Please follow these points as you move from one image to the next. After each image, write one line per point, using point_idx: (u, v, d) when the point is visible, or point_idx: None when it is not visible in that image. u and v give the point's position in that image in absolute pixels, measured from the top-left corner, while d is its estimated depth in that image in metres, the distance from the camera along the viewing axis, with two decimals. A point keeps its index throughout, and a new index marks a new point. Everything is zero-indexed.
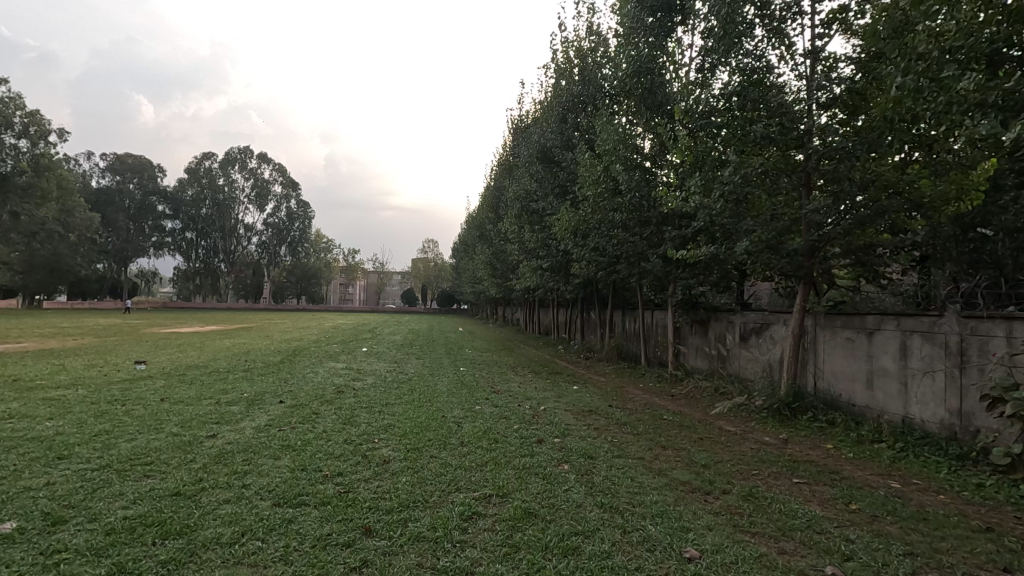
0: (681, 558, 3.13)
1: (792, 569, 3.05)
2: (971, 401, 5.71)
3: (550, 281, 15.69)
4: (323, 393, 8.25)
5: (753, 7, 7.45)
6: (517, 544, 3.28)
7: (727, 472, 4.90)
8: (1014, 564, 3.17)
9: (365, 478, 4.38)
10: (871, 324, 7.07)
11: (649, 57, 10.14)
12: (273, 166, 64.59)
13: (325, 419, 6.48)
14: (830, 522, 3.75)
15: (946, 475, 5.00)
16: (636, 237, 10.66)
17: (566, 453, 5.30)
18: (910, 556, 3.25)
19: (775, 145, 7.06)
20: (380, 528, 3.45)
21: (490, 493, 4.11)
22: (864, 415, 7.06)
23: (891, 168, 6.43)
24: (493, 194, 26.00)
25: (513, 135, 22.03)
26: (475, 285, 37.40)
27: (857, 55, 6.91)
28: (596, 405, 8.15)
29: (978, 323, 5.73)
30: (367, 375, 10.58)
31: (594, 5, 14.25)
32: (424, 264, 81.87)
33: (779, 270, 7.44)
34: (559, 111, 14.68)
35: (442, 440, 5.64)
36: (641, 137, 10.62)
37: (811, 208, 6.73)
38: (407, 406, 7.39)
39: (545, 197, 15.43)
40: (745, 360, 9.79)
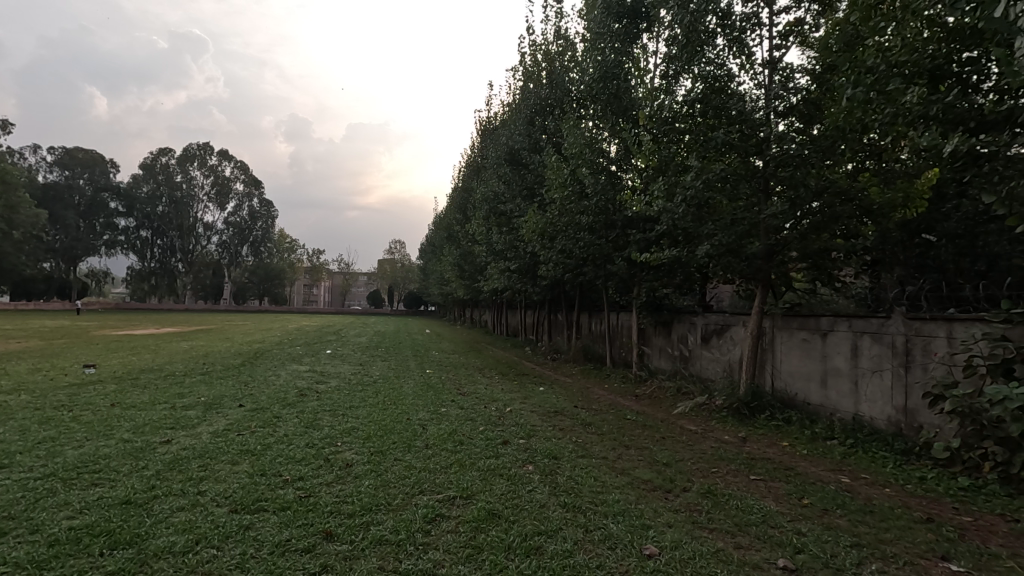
0: (641, 555, 3.19)
1: (746, 563, 3.15)
2: (916, 399, 6.00)
3: (517, 282, 15.71)
4: (285, 396, 8.09)
5: (715, 17, 7.70)
6: (480, 546, 3.28)
7: (688, 470, 5.03)
8: (950, 551, 3.36)
9: (327, 482, 4.31)
10: (825, 326, 7.35)
11: (615, 63, 10.40)
12: (234, 163, 62.79)
13: (286, 423, 6.34)
14: (783, 517, 3.88)
15: (892, 470, 5.24)
16: (602, 240, 10.76)
17: (530, 454, 5.32)
18: (857, 547, 3.40)
19: (735, 151, 7.26)
20: (342, 532, 3.40)
21: (454, 495, 4.10)
22: (819, 414, 7.32)
23: (843, 176, 6.71)
24: (461, 195, 25.96)
25: (481, 137, 22.05)
26: (441, 286, 37.39)
27: (811, 67, 7.22)
28: (562, 406, 8.22)
29: (922, 324, 6.02)
30: (332, 378, 10.37)
31: (562, 10, 14.41)
32: (391, 266, 81.42)
33: (739, 273, 7.63)
34: (526, 113, 14.75)
35: (407, 442, 5.62)
36: (607, 141, 10.78)
37: (769, 213, 6.93)
38: (372, 409, 7.30)
39: (513, 198, 15.49)
40: (706, 360, 10.04)
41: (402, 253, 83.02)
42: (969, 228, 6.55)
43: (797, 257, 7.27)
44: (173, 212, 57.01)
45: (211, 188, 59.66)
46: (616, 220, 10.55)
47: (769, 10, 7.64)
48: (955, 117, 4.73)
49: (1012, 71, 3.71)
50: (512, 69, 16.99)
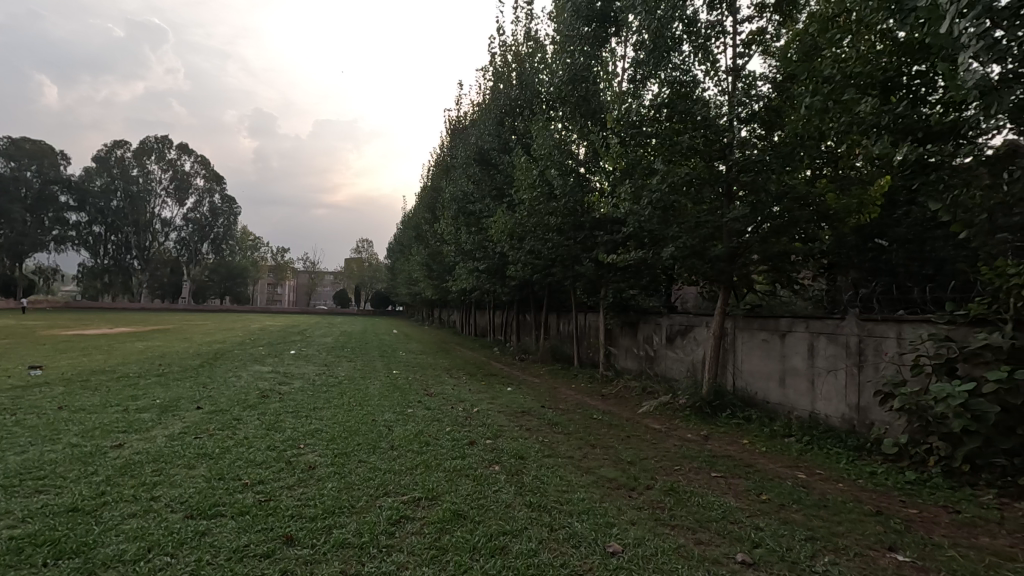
0: (605, 553, 3.23)
1: (706, 558, 3.22)
2: (868, 397, 6.25)
3: (485, 282, 15.68)
4: (246, 398, 7.88)
5: (681, 24, 7.90)
6: (445, 546, 3.26)
7: (652, 468, 5.11)
8: (897, 542, 3.51)
9: (288, 486, 4.21)
10: (784, 327, 7.58)
11: (584, 66, 10.69)
12: (194, 157, 60.77)
13: (247, 425, 6.17)
14: (742, 512, 3.99)
15: (845, 465, 5.44)
16: (570, 241, 10.84)
17: (496, 454, 5.33)
18: (811, 540, 3.52)
19: (700, 156, 7.43)
20: (302, 536, 3.33)
21: (419, 496, 4.06)
22: (777, 412, 7.55)
23: (802, 182, 6.93)
24: (430, 195, 25.75)
25: (450, 136, 21.97)
26: (409, 286, 37.04)
27: (772, 75, 7.45)
28: (529, 406, 8.24)
29: (874, 326, 6.27)
30: (296, 379, 10.15)
31: (533, 11, 14.44)
32: (359, 266, 80.28)
33: (703, 275, 7.81)
34: (496, 114, 14.77)
35: (372, 443, 5.55)
36: (576, 143, 10.88)
37: (732, 217, 7.10)
38: (336, 410, 7.17)
39: (482, 199, 15.48)
40: (671, 360, 10.23)
41: (369, 253, 81.91)
42: (919, 235, 6.95)
43: (758, 260, 7.47)
44: (129, 208, 54.84)
45: (170, 183, 57.69)
46: (584, 222, 10.66)
47: (733, 19, 7.84)
48: (905, 127, 4.93)
49: (956, 85, 3.92)
50: (483, 69, 17.01)
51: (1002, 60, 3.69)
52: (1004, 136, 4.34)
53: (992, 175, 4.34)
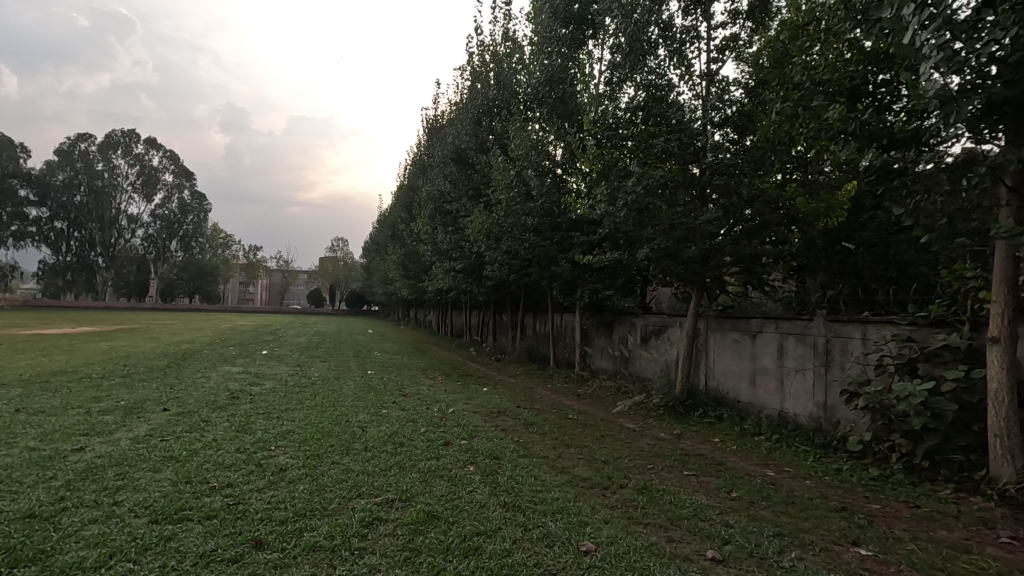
0: (578, 552, 3.25)
1: (677, 555, 3.26)
2: (835, 396, 6.42)
3: (462, 282, 15.63)
4: (215, 399, 7.70)
5: (657, 28, 8.03)
6: (419, 547, 3.24)
7: (626, 467, 5.16)
8: (861, 537, 3.62)
9: (258, 489, 4.12)
10: (754, 327, 7.73)
11: (561, 68, 10.78)
12: (163, 152, 59.18)
13: (215, 427, 6.03)
14: (712, 510, 4.06)
15: (812, 462, 5.58)
16: (547, 241, 10.87)
17: (471, 455, 5.32)
18: (778, 536, 3.59)
19: (674, 159, 7.54)
20: (272, 540, 3.27)
21: (392, 498, 4.02)
22: (748, 411, 7.70)
23: (772, 186, 7.08)
24: (407, 193, 25.55)
25: (427, 135, 21.87)
26: (385, 286, 36.66)
27: (745, 80, 7.60)
28: (505, 406, 8.24)
29: (840, 326, 6.45)
30: (267, 379, 9.95)
31: (510, 11, 14.45)
32: (334, 265, 79.24)
33: (677, 276, 7.91)
34: (473, 113, 14.75)
35: (345, 444, 5.47)
36: (553, 144, 10.94)
37: (705, 219, 7.21)
38: (308, 411, 7.05)
39: (459, 198, 15.43)
40: (645, 360, 10.35)
41: (344, 252, 80.83)
42: (883, 238, 7.30)
43: (730, 262, 7.60)
44: (93, 203, 53.07)
45: (137, 178, 56.06)
46: (560, 223, 10.71)
47: (707, 24, 7.98)
48: (870, 134, 5.04)
49: (917, 95, 4.05)
50: (460, 69, 16.99)
51: (958, 72, 3.85)
52: (961, 144, 4.37)
53: (951, 182, 4.49)
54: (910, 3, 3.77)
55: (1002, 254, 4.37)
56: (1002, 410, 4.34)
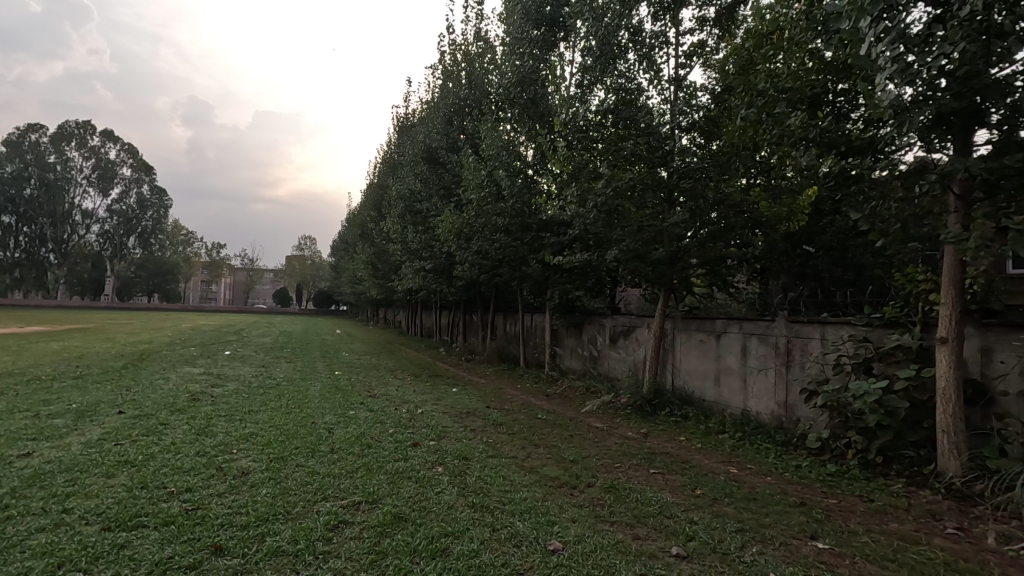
0: (546, 551, 3.27)
1: (643, 552, 3.31)
2: (795, 394, 6.62)
3: (432, 282, 15.52)
4: (174, 401, 7.44)
5: (627, 33, 8.18)
6: (385, 550, 3.20)
7: (594, 466, 5.22)
8: (818, 531, 3.74)
9: (218, 493, 4.01)
10: (719, 327, 7.91)
11: (532, 69, 10.83)
12: (120, 145, 57.00)
13: (174, 430, 5.83)
14: (678, 507, 4.13)
15: (773, 459, 5.74)
16: (517, 242, 10.89)
17: (440, 455, 5.29)
18: (740, 531, 3.69)
19: (643, 162, 7.64)
20: (233, 546, 3.18)
21: (359, 500, 3.96)
22: (712, 409, 7.86)
23: (737, 190, 7.26)
24: (376, 191, 25.24)
25: (397, 133, 21.66)
26: (354, 285, 36.12)
27: (711, 86, 7.77)
28: (474, 407, 8.21)
29: (800, 327, 6.65)
30: (230, 381, 9.67)
31: (482, 11, 14.44)
32: (301, 264, 77.67)
33: (645, 277, 8.02)
34: (444, 112, 14.69)
35: (310, 447, 5.37)
36: (524, 145, 10.97)
37: (672, 221, 7.33)
38: (272, 413, 6.89)
39: (430, 197, 15.33)
40: (614, 360, 10.48)
41: (312, 250, 79.27)
42: (841, 242, 7.79)
43: (697, 264, 7.75)
44: (44, 197, 50.69)
45: (93, 172, 53.85)
46: (531, 223, 10.75)
47: (675, 30, 8.13)
48: (829, 141, 5.19)
49: (873, 104, 4.21)
50: (431, 67, 16.89)
51: (911, 83, 4.01)
52: (913, 153, 4.57)
53: (904, 189, 4.68)
54: (866, 15, 3.92)
55: (950, 258, 4.58)
56: (949, 406, 4.55)
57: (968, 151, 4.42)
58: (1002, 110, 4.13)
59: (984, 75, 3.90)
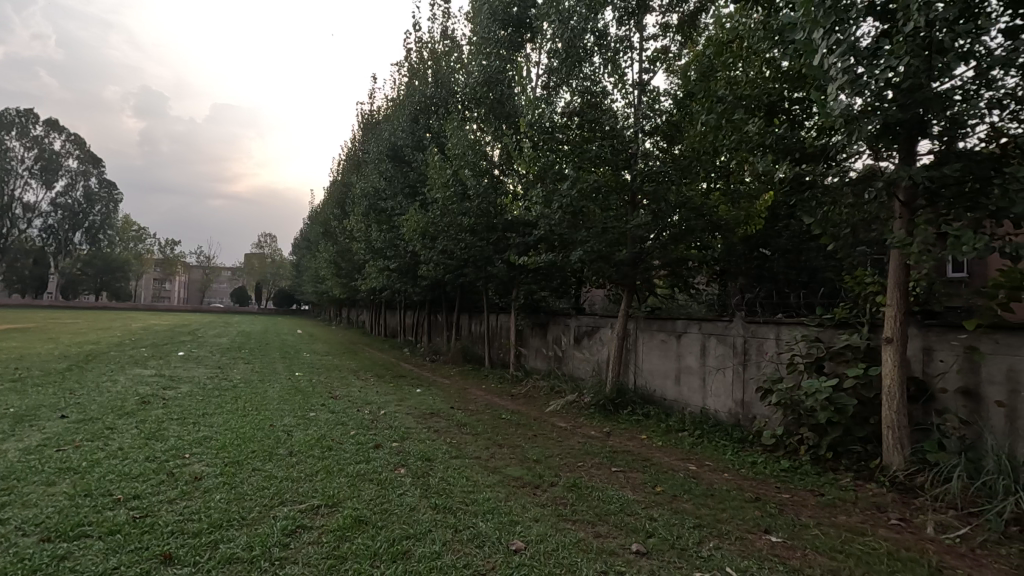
0: (508, 551, 3.27)
1: (604, 550, 3.35)
2: (751, 393, 6.83)
3: (396, 282, 15.33)
4: (123, 404, 7.12)
5: (592, 36, 8.29)
6: (344, 554, 3.14)
7: (557, 465, 5.26)
8: (772, 525, 3.86)
9: (169, 500, 3.85)
10: (680, 328, 8.07)
11: (499, 69, 10.86)
12: (66, 135, 54.21)
13: (122, 435, 5.58)
14: (638, 505, 4.19)
15: (730, 456, 5.90)
16: (483, 242, 10.87)
17: (403, 457, 5.23)
18: (698, 527, 3.77)
19: (608, 165, 7.74)
20: (183, 554, 3.06)
21: (318, 504, 3.87)
22: (673, 407, 8.02)
23: (698, 194, 7.43)
24: (340, 189, 24.76)
25: (362, 130, 21.33)
26: (316, 285, 35.34)
27: (674, 92, 7.93)
28: (438, 408, 8.14)
29: (756, 327, 6.86)
30: (183, 383, 9.31)
31: (449, 10, 14.38)
32: (261, 262, 75.47)
33: (608, 278, 8.12)
34: (411, 110, 14.56)
35: (268, 450, 5.22)
36: (490, 145, 10.97)
37: (635, 223, 7.44)
38: (229, 416, 6.67)
39: (395, 196, 15.15)
40: (578, 360, 10.57)
41: (271, 248, 77.12)
42: (795, 245, 8.06)
43: (659, 265, 7.90)
44: None
45: (35, 163, 51.07)
46: (497, 223, 10.74)
47: (640, 35, 8.26)
48: (785, 147, 5.36)
49: (825, 113, 4.39)
50: (397, 64, 16.72)
51: (860, 94, 4.19)
52: (863, 161, 4.81)
53: (854, 195, 4.89)
54: (819, 27, 4.14)
55: (895, 262, 4.80)
56: (894, 404, 4.76)
57: (912, 159, 4.65)
58: (942, 122, 4.34)
59: (926, 88, 4.07)
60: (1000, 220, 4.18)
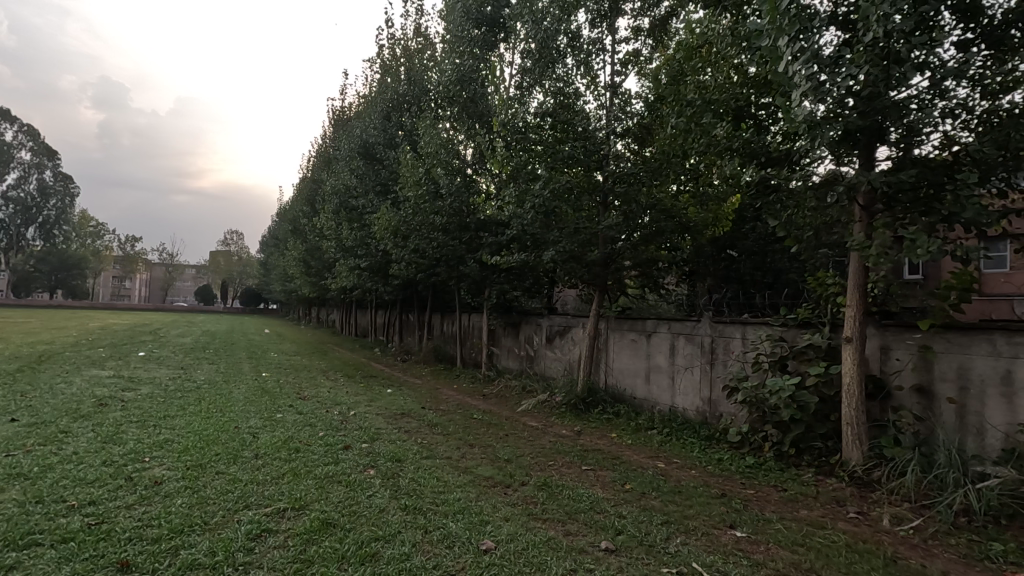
0: (478, 551, 3.26)
1: (574, 548, 3.37)
2: (718, 391, 6.97)
3: (367, 281, 15.13)
4: (78, 407, 6.85)
5: (566, 38, 8.34)
6: (311, 558, 3.08)
7: (528, 464, 5.27)
8: (737, 520, 3.96)
9: (126, 505, 3.72)
10: (649, 327, 8.18)
11: (472, 68, 10.83)
12: (18, 125, 51.83)
13: (76, 439, 5.36)
14: (608, 503, 4.23)
15: (698, 454, 6.02)
16: (455, 241, 10.82)
17: (372, 458, 5.16)
18: (666, 524, 3.84)
19: (580, 166, 7.80)
20: (142, 561, 2.96)
21: (284, 507, 3.79)
22: (642, 406, 8.13)
23: (668, 196, 7.55)
24: (310, 186, 24.32)
25: (333, 126, 21.00)
26: (284, 283, 34.60)
27: (644, 95, 8.03)
28: (409, 408, 8.07)
29: (723, 327, 7.01)
30: (143, 384, 9.00)
31: (422, 7, 14.29)
32: (227, 260, 73.50)
33: (580, 278, 8.18)
34: (383, 107, 14.40)
35: (233, 452, 5.09)
36: (463, 144, 10.94)
37: (607, 224, 7.51)
38: (191, 418, 6.48)
39: (366, 193, 14.95)
40: (550, 359, 10.62)
41: (238, 245, 75.17)
42: (762, 247, 8.58)
43: (630, 266, 7.99)
44: None
45: None
46: (469, 222, 10.70)
47: (612, 38, 8.35)
48: (751, 151, 5.46)
49: (789, 119, 4.50)
50: (370, 61, 16.52)
51: (823, 101, 4.32)
52: (825, 165, 4.92)
53: (817, 199, 5.03)
54: (785, 34, 4.26)
55: (855, 264, 4.97)
56: (853, 401, 4.92)
57: (871, 165, 4.81)
58: (900, 130, 4.51)
59: (884, 97, 4.20)
60: (952, 225, 4.36)
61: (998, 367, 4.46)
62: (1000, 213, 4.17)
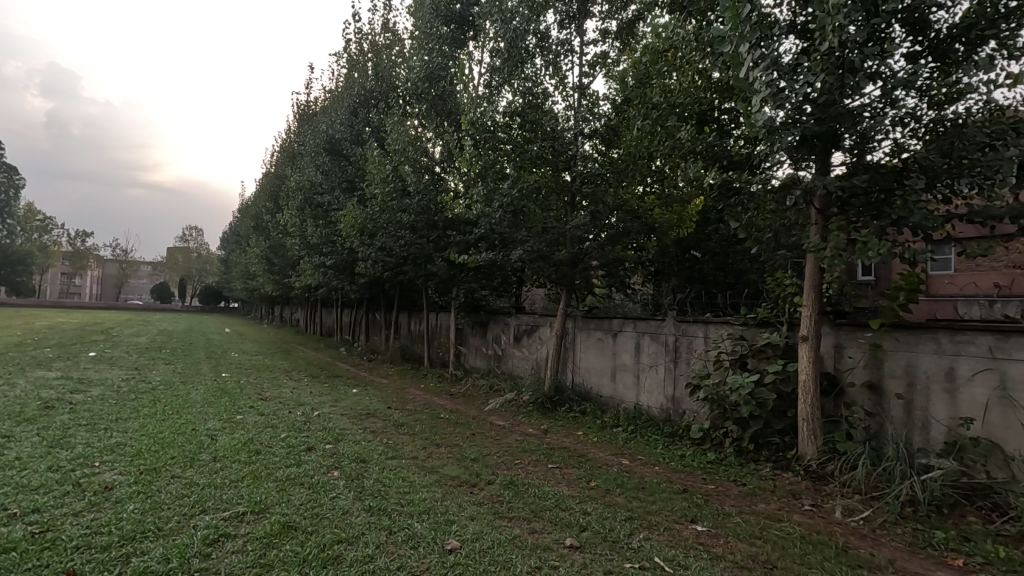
0: (443, 551, 3.24)
1: (539, 545, 3.40)
2: (681, 388, 7.12)
3: (332, 279, 14.86)
4: (22, 410, 6.52)
5: (534, 38, 8.37)
6: (270, 562, 3.01)
7: (494, 463, 5.28)
8: (698, 515, 4.05)
9: (74, 512, 3.56)
10: (615, 326, 8.29)
11: (440, 65, 10.76)
12: None
13: (20, 443, 5.09)
14: (573, 500, 4.27)
15: (661, 450, 6.13)
16: (423, 239, 10.73)
17: (336, 459, 5.07)
18: (629, 519, 3.90)
19: (548, 165, 7.82)
20: (90, 569, 2.84)
21: (243, 511, 3.70)
22: (608, 404, 8.23)
23: (634, 197, 7.64)
24: (274, 181, 23.75)
25: (298, 120, 20.57)
26: (246, 281, 33.63)
27: (611, 96, 8.12)
28: (375, 408, 7.98)
29: (687, 326, 7.16)
30: (94, 385, 8.62)
31: (390, 2, 14.13)
32: (185, 256, 71.04)
33: (548, 278, 8.22)
34: (349, 103, 14.16)
35: (190, 455, 4.93)
36: (431, 141, 10.86)
37: (574, 224, 7.57)
38: (146, 421, 6.24)
39: (331, 190, 14.68)
40: (517, 358, 10.65)
41: (197, 242, 72.73)
42: (725, 249, 8.84)
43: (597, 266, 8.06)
44: None
45: None
46: (437, 221, 10.63)
47: (580, 40, 8.41)
48: (714, 154, 5.58)
49: (750, 123, 4.63)
50: (337, 55, 16.28)
51: (782, 107, 4.47)
52: (784, 170, 5.07)
53: (776, 203, 5.19)
54: (746, 41, 4.38)
55: (811, 265, 5.14)
56: (809, 398, 5.10)
57: (827, 170, 4.99)
58: (853, 136, 4.69)
59: (839, 104, 4.36)
60: (901, 228, 4.56)
61: (942, 364, 4.69)
62: (945, 217, 4.39)
